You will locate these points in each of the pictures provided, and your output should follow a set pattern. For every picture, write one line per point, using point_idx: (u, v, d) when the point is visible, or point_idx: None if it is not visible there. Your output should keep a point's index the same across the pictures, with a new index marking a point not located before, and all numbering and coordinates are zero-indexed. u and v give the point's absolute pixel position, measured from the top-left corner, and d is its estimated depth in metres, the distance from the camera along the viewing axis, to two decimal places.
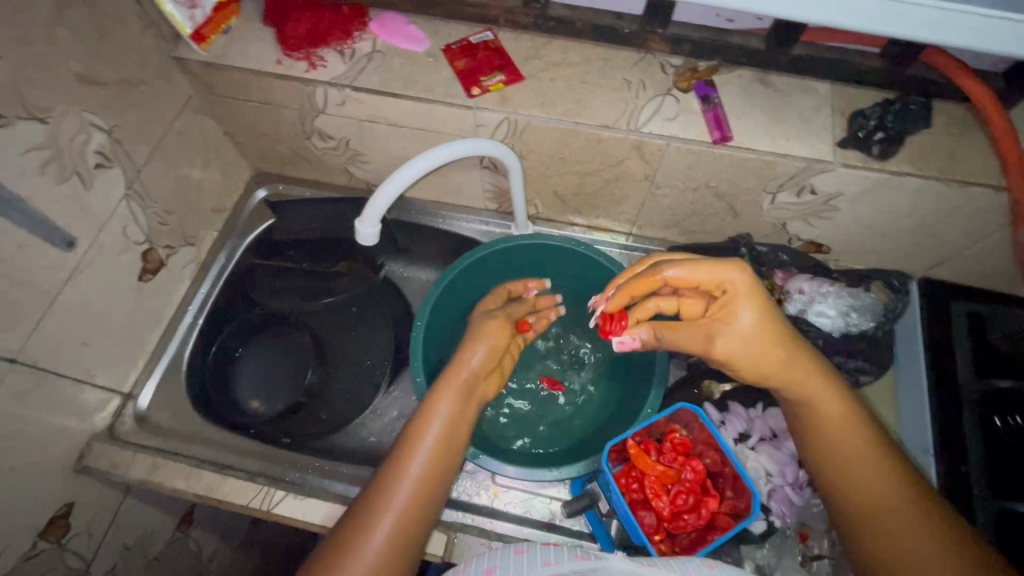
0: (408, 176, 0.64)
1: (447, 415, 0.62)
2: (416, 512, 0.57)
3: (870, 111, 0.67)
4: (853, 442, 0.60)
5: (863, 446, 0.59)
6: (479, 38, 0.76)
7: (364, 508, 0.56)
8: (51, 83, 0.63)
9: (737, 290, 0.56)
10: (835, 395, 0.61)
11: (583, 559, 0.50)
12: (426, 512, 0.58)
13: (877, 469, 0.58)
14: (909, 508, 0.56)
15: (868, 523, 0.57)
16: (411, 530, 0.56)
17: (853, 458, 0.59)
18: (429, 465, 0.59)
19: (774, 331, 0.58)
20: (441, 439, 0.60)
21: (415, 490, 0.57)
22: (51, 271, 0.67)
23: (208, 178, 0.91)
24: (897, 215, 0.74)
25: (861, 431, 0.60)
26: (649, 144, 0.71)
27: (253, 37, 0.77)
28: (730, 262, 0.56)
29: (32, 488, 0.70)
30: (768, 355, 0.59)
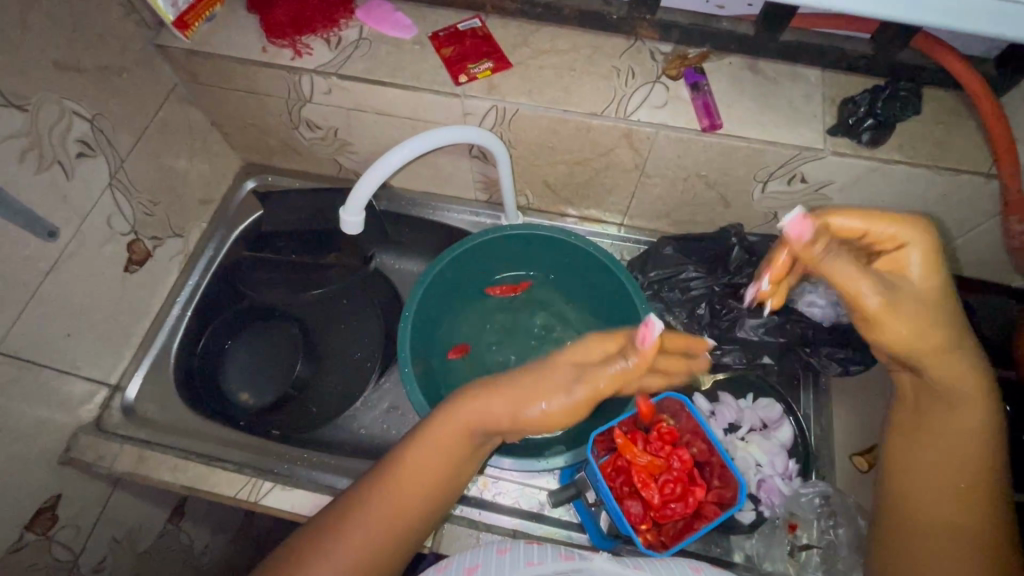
0: (394, 162, 0.63)
1: (452, 437, 0.56)
2: (391, 529, 0.54)
3: (860, 98, 0.65)
4: (953, 455, 0.54)
5: (962, 467, 0.54)
6: (467, 26, 0.75)
7: (342, 514, 0.54)
8: (28, 70, 0.62)
9: (909, 247, 0.51)
10: (965, 406, 0.53)
11: (567, 559, 0.51)
12: (404, 529, 0.55)
13: (956, 484, 0.54)
14: (962, 532, 0.53)
15: (909, 523, 0.56)
16: (386, 545, 0.54)
17: (938, 471, 0.55)
18: (418, 482, 0.55)
19: (939, 316, 0.51)
20: (438, 460, 0.55)
21: (394, 505, 0.54)
22: (32, 262, 0.66)
23: (195, 169, 0.90)
24: (887, 205, 0.73)
25: (970, 446, 0.54)
26: (638, 132, 0.70)
27: (237, 24, 0.76)
28: (921, 222, 0.51)
29: (16, 480, 0.69)
30: (918, 344, 0.51)
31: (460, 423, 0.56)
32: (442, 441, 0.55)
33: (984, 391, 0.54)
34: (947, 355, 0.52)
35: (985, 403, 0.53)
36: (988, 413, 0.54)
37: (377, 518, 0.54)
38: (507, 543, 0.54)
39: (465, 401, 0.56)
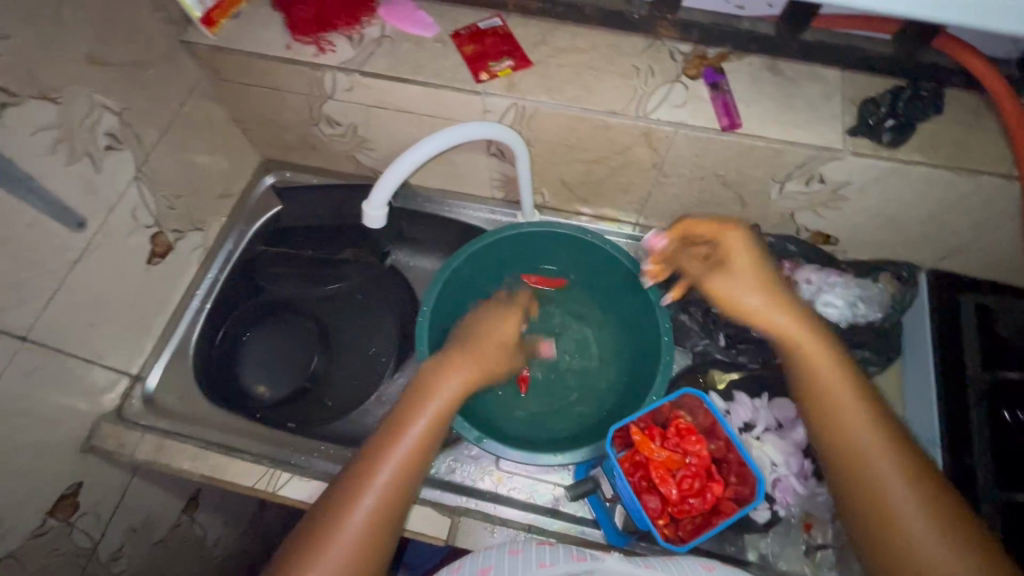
0: (416, 157, 0.64)
1: (431, 418, 0.59)
2: (384, 515, 0.55)
3: (881, 98, 0.66)
4: (868, 436, 0.55)
5: (879, 442, 0.55)
6: (488, 24, 0.76)
7: (334, 503, 0.55)
8: (61, 62, 0.63)
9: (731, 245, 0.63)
10: (844, 384, 0.57)
11: (579, 560, 0.52)
12: (395, 515, 0.55)
13: (890, 461, 0.54)
14: (926, 507, 0.51)
15: (881, 520, 0.53)
16: (380, 531, 0.54)
17: (869, 453, 0.55)
18: (405, 465, 0.56)
19: (776, 287, 0.61)
20: (420, 441, 0.58)
21: (386, 491, 0.55)
22: (61, 251, 0.68)
23: (216, 164, 0.91)
24: (906, 205, 0.73)
25: (868, 422, 0.56)
26: (657, 131, 0.71)
27: (261, 21, 0.78)
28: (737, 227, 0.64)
29: (40, 465, 0.71)
30: (767, 309, 0.60)
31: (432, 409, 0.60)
32: (423, 420, 0.58)
33: (847, 364, 0.59)
34: (793, 324, 0.59)
35: (857, 376, 0.58)
36: (863, 387, 0.58)
37: (370, 505, 0.54)
38: (519, 544, 0.55)
39: (440, 371, 0.62)
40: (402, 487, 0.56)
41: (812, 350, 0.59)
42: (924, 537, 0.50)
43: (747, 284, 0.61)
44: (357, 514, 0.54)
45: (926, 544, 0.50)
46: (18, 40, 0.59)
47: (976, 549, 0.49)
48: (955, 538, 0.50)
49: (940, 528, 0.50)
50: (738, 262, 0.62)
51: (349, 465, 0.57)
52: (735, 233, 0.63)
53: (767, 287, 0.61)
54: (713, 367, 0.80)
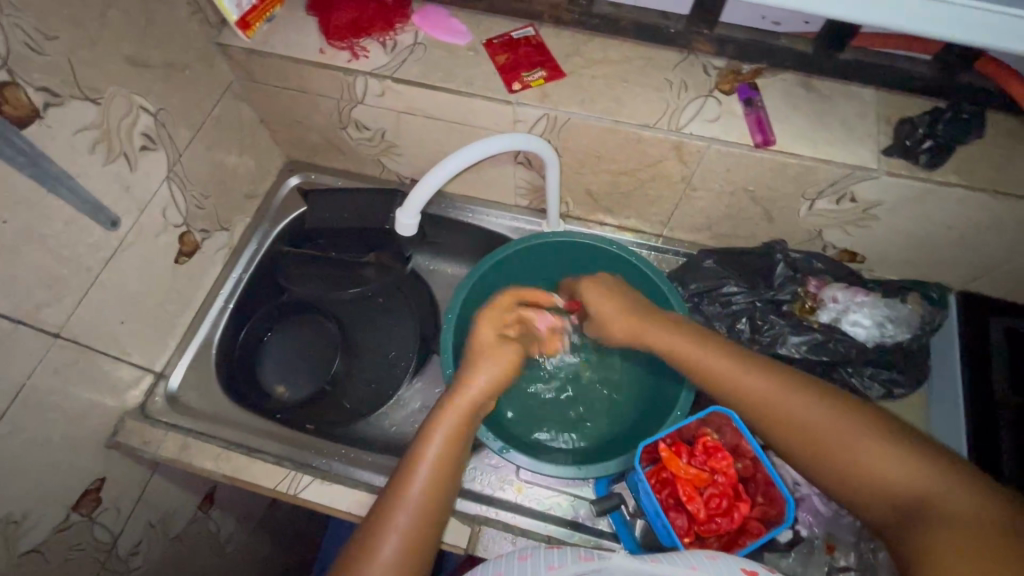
0: (451, 168, 0.65)
1: (445, 436, 0.60)
2: (418, 537, 0.56)
3: (919, 119, 0.65)
4: (789, 399, 0.58)
5: (800, 399, 0.58)
6: (521, 34, 0.76)
7: (369, 529, 0.56)
8: (102, 64, 0.64)
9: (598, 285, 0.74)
10: (739, 363, 0.61)
11: (587, 560, 0.47)
12: (429, 536, 0.57)
13: (815, 413, 0.57)
14: (864, 438, 0.54)
15: (843, 473, 0.54)
16: (415, 552, 0.55)
17: (798, 414, 0.57)
18: (432, 488, 0.58)
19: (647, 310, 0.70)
20: (441, 461, 0.59)
21: (418, 513, 0.56)
22: (95, 249, 0.68)
23: (243, 165, 0.92)
24: (937, 226, 0.73)
25: (778, 385, 0.59)
26: (689, 145, 0.71)
27: (296, 26, 0.78)
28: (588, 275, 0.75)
29: (66, 460, 0.71)
30: (631, 332, 0.69)
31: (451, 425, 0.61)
32: (440, 441, 0.60)
33: (732, 346, 0.64)
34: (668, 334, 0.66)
35: (745, 352, 0.63)
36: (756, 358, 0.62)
37: (403, 526, 0.55)
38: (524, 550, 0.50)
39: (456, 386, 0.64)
40: (431, 508, 0.57)
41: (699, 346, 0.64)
42: (879, 464, 0.52)
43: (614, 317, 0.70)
44: (392, 534, 0.55)
45: (886, 471, 0.52)
46: (62, 41, 0.59)
47: (918, 454, 0.51)
48: (897, 454, 0.52)
49: (884, 451, 0.52)
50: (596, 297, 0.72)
51: (379, 495, 0.58)
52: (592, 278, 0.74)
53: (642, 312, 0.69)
54: None
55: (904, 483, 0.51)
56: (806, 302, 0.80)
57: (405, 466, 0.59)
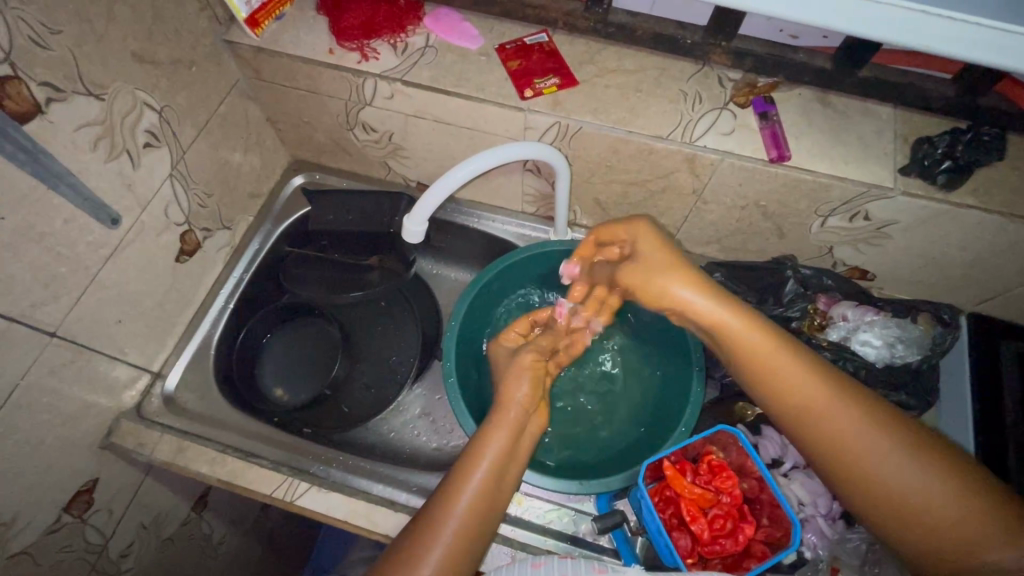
0: (461, 176, 0.63)
1: (506, 435, 0.59)
2: (476, 527, 0.54)
3: (937, 139, 0.64)
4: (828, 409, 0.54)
5: (842, 408, 0.53)
6: (534, 40, 0.75)
7: (429, 518, 0.54)
8: (107, 60, 0.63)
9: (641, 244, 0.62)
10: (784, 360, 0.55)
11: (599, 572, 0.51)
12: (485, 530, 0.55)
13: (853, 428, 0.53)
14: (897, 457, 0.51)
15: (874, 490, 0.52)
16: (470, 544, 0.54)
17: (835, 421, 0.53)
18: (490, 481, 0.56)
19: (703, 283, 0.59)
20: (499, 460, 0.57)
21: (477, 505, 0.55)
22: (94, 247, 0.67)
23: (248, 163, 0.91)
24: (951, 247, 0.72)
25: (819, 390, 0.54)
26: (702, 159, 0.69)
27: (306, 25, 0.77)
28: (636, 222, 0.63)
29: (59, 461, 0.70)
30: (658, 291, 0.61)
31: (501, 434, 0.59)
32: (501, 440, 0.59)
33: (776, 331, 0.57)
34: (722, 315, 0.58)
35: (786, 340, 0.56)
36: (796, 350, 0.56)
37: (463, 515, 0.54)
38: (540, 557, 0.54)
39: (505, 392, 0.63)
40: (489, 500, 0.56)
41: (747, 334, 0.57)
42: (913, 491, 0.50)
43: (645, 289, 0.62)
44: (452, 521, 0.53)
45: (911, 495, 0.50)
46: (67, 36, 0.58)
47: (954, 481, 0.50)
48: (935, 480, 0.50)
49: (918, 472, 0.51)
50: (647, 252, 0.61)
51: (436, 487, 0.57)
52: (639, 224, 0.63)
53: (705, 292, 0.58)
54: (741, 399, 0.78)
55: (933, 511, 0.50)
56: (816, 320, 0.79)
57: (464, 460, 0.58)
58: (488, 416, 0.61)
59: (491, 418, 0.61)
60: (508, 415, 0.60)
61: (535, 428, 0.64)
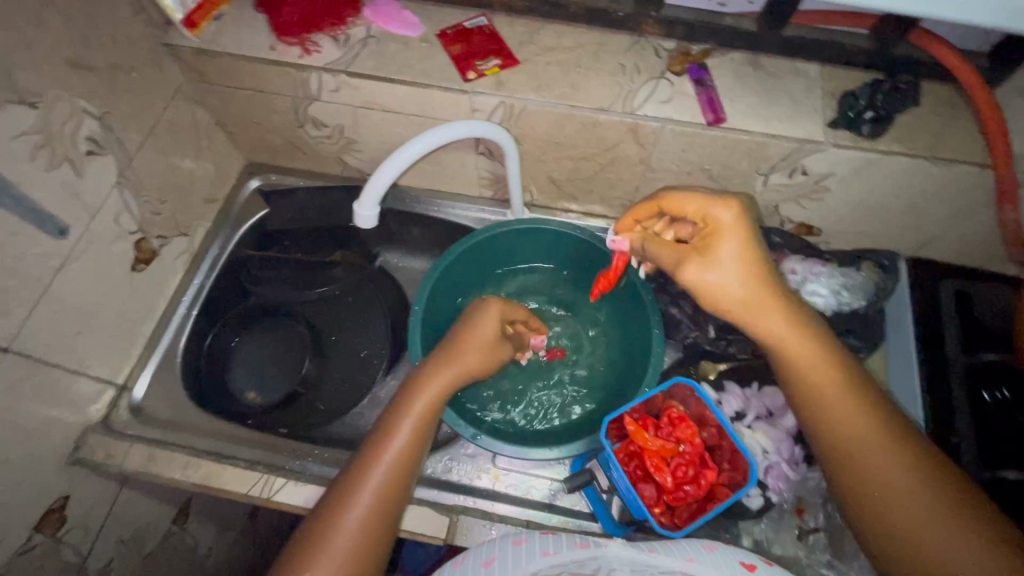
0: (406, 158, 0.64)
1: (428, 397, 0.62)
2: (388, 489, 0.58)
3: (860, 91, 0.67)
4: (865, 444, 0.55)
5: (875, 443, 0.55)
6: (473, 24, 0.76)
7: (350, 480, 0.58)
8: (40, 68, 0.62)
9: (723, 224, 0.55)
10: (836, 389, 0.56)
11: (584, 547, 0.53)
12: (406, 489, 0.59)
13: (892, 467, 0.54)
14: (914, 493, 0.53)
15: (890, 527, 0.53)
16: (388, 503, 0.57)
17: (865, 456, 0.55)
18: (413, 437, 0.60)
19: (756, 268, 0.55)
20: (420, 420, 0.61)
21: (396, 467, 0.58)
22: (43, 259, 0.66)
23: (200, 169, 0.90)
24: (885, 196, 0.75)
25: (866, 424, 0.56)
26: (645, 127, 0.72)
27: (245, 23, 0.77)
28: (728, 202, 0.55)
29: (26, 480, 0.69)
30: (745, 285, 0.55)
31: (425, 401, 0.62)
32: (424, 399, 0.62)
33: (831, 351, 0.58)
34: (790, 325, 0.56)
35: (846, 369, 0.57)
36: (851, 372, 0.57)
37: (379, 477, 0.58)
38: (521, 533, 0.55)
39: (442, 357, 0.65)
40: (409, 457, 0.59)
41: (812, 358, 0.57)
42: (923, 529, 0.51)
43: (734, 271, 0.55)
44: (372, 481, 0.57)
45: (951, 561, 0.50)
46: None
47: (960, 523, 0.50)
48: (975, 545, 0.49)
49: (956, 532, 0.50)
50: (729, 244, 0.55)
51: (359, 447, 0.60)
52: (730, 208, 0.55)
53: (759, 282, 0.55)
54: (704, 360, 0.82)
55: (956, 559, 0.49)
56: None
57: (387, 421, 0.61)
58: (419, 371, 0.64)
59: (414, 380, 0.64)
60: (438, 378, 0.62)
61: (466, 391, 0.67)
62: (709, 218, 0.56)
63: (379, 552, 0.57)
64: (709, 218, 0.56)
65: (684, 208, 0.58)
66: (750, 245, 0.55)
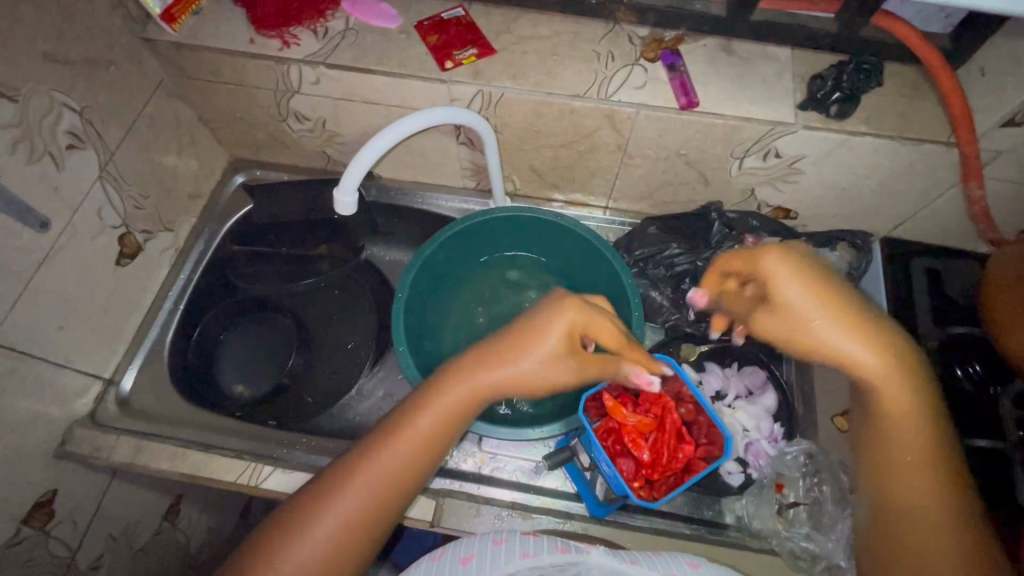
0: (383, 145, 0.66)
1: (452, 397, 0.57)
2: (387, 482, 0.56)
3: (826, 73, 0.69)
4: (922, 490, 0.54)
5: (934, 495, 0.54)
6: (451, 15, 0.77)
7: (352, 463, 0.57)
8: (17, 62, 0.63)
9: (773, 271, 0.53)
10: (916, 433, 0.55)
11: (563, 552, 0.55)
12: (405, 483, 0.58)
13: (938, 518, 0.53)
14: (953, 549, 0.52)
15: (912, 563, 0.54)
16: (385, 495, 0.57)
17: (915, 499, 0.55)
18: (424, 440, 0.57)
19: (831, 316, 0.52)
20: (438, 421, 0.57)
21: (398, 462, 0.56)
22: (24, 252, 0.66)
23: (184, 164, 0.90)
24: (856, 177, 0.77)
25: (931, 475, 0.54)
26: (620, 113, 0.73)
27: (224, 17, 0.78)
28: (768, 255, 0.53)
29: (12, 473, 0.69)
30: (806, 333, 0.53)
31: (448, 403, 0.57)
32: (450, 398, 0.57)
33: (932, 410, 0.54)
34: (877, 361, 0.53)
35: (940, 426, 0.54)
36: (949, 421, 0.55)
37: (380, 466, 0.56)
38: (502, 533, 0.57)
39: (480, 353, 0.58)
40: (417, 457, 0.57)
41: (905, 409, 0.54)
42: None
43: (800, 316, 0.52)
44: (372, 469, 0.56)
45: None
46: None
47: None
48: None
49: None
50: (790, 297, 0.52)
51: (371, 431, 0.59)
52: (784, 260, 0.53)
53: (837, 321, 0.52)
54: (685, 342, 0.83)
55: None
56: None
57: (405, 411, 0.58)
58: (453, 363, 0.59)
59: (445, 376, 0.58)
60: (472, 377, 0.57)
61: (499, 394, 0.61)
62: (757, 269, 0.54)
63: (368, 537, 0.57)
64: (761, 271, 0.54)
65: (742, 264, 0.56)
66: (816, 295, 0.52)
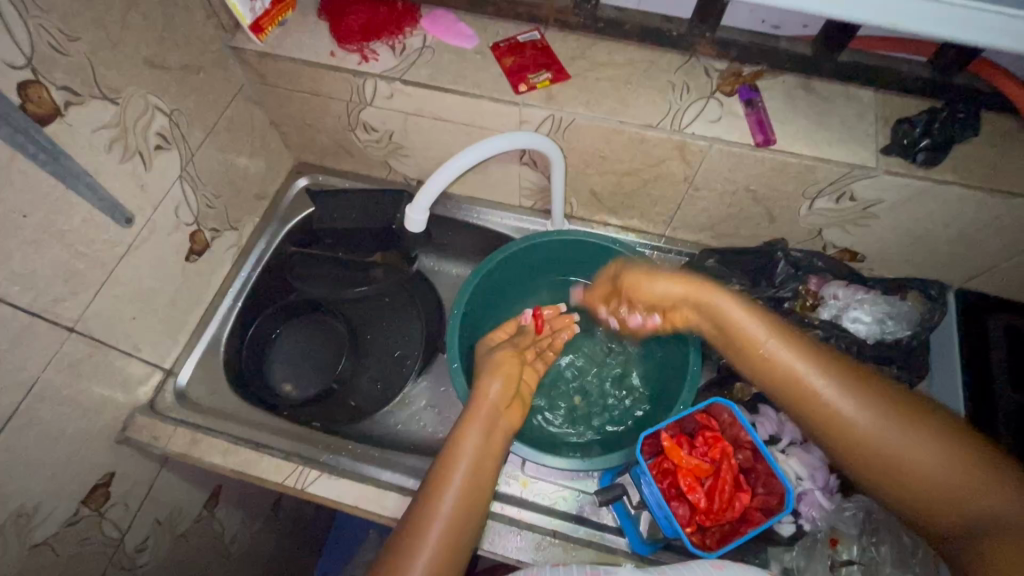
0: (456, 168, 0.67)
1: (479, 428, 0.63)
2: (454, 530, 0.56)
3: (916, 118, 0.67)
4: (819, 383, 0.57)
5: (821, 379, 0.57)
6: (527, 38, 0.78)
7: (413, 524, 0.57)
8: (121, 65, 0.66)
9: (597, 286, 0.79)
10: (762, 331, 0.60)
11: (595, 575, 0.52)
12: (466, 532, 0.57)
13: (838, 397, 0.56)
14: (880, 418, 0.54)
15: (872, 460, 0.54)
16: (454, 546, 0.56)
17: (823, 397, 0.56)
18: (469, 475, 0.60)
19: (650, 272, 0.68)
20: (475, 455, 0.61)
21: (457, 507, 0.57)
22: (110, 246, 0.70)
23: (254, 166, 0.93)
24: (935, 225, 0.74)
25: (804, 365, 0.58)
26: (692, 145, 0.72)
27: (308, 30, 0.80)
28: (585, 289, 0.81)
29: (78, 454, 0.72)
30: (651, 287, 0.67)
31: (466, 443, 0.62)
32: (474, 436, 0.62)
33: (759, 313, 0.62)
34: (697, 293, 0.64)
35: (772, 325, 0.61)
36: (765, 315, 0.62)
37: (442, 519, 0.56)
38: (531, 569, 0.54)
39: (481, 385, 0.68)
40: (470, 499, 0.58)
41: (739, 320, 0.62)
42: (901, 456, 0.52)
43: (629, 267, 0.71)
44: (433, 521, 0.56)
45: (928, 478, 0.51)
46: (84, 42, 0.61)
47: (924, 435, 0.52)
48: (935, 449, 0.51)
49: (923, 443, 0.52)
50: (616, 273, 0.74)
51: (419, 490, 0.60)
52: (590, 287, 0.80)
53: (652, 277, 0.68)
54: (739, 381, 0.81)
55: (928, 473, 0.51)
56: (807, 300, 0.82)
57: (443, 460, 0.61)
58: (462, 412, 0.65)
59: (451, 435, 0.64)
60: (478, 411, 0.64)
61: (510, 425, 0.67)
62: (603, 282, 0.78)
63: None
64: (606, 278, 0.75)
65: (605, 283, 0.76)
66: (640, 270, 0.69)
